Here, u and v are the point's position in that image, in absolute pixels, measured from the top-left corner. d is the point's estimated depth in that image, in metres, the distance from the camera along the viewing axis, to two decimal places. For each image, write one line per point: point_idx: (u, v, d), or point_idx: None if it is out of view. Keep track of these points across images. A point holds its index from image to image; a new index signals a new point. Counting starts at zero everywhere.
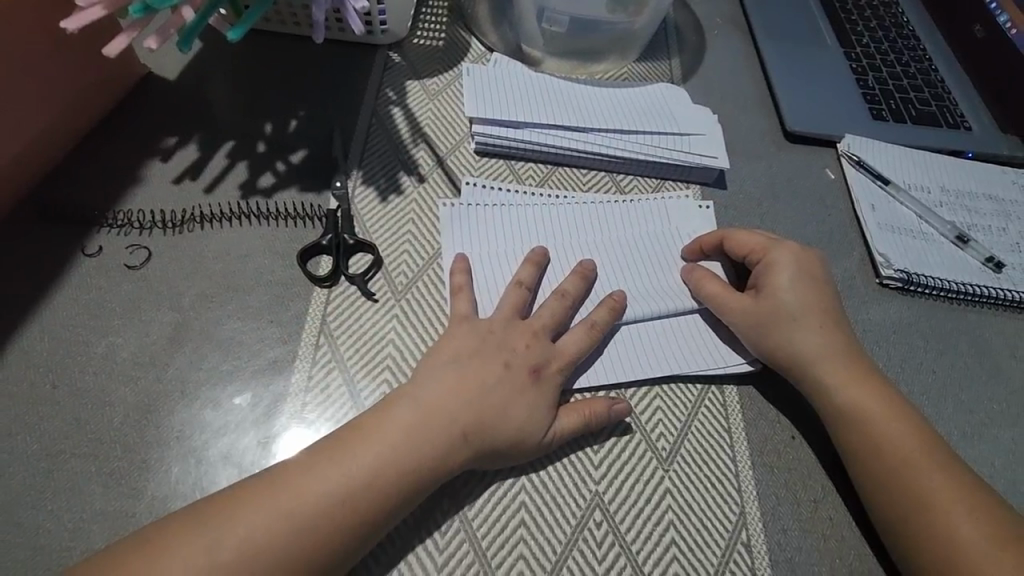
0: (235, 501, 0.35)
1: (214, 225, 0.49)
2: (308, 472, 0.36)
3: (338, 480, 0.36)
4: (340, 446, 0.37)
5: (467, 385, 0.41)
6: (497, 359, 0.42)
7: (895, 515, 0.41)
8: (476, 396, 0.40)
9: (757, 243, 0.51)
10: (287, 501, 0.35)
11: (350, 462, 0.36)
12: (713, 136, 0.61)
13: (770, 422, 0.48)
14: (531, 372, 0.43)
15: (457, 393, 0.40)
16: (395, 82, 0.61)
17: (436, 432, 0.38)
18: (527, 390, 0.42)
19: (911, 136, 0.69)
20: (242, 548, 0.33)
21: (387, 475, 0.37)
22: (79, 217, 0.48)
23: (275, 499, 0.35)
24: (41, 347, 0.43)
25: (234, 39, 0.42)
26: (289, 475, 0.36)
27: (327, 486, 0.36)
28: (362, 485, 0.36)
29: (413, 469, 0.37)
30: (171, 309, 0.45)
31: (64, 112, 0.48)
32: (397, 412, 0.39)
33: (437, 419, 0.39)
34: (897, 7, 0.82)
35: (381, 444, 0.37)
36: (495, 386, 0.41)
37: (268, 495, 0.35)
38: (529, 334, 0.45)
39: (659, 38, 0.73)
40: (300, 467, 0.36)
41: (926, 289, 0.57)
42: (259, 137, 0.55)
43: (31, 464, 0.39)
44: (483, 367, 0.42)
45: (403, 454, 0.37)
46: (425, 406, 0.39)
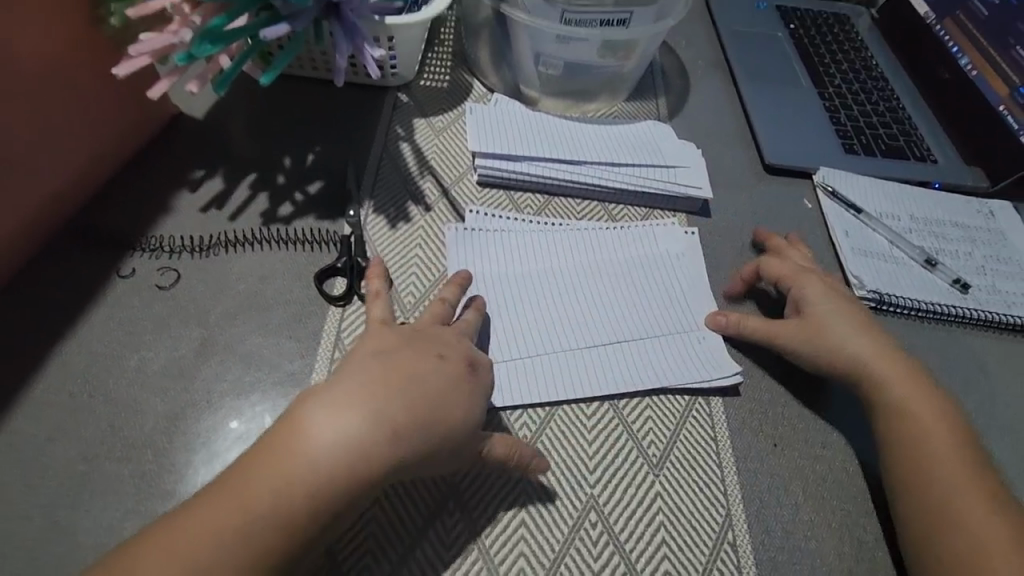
0: (186, 520, 0.36)
1: (237, 249, 0.54)
2: (229, 496, 0.36)
3: (261, 498, 0.36)
4: (256, 461, 0.37)
5: (391, 375, 0.41)
6: (423, 356, 0.43)
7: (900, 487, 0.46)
8: (400, 387, 0.40)
9: (787, 271, 0.57)
10: (206, 535, 0.35)
11: (266, 476, 0.36)
12: (698, 168, 0.67)
13: (754, 431, 0.51)
14: (463, 364, 0.44)
15: (376, 386, 0.40)
16: (405, 120, 0.66)
17: (352, 431, 0.38)
18: (462, 380, 0.43)
19: (881, 169, 0.74)
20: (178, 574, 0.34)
21: (307, 482, 0.36)
22: (116, 241, 0.52)
23: (202, 526, 0.35)
24: (79, 360, 0.46)
25: (265, 83, 0.48)
26: (220, 498, 0.36)
27: (250, 507, 0.36)
28: (284, 500, 0.36)
29: (330, 472, 0.37)
30: (198, 325, 0.49)
31: (107, 146, 0.53)
32: (311, 412, 0.38)
33: (355, 412, 0.38)
34: (867, 51, 0.89)
35: (297, 451, 0.37)
36: (423, 375, 0.42)
37: (195, 525, 0.35)
38: (454, 333, 0.47)
39: (648, 80, 0.79)
40: (221, 493, 0.36)
41: (897, 308, 0.61)
42: (279, 170, 0.60)
43: (68, 467, 0.42)
44: (407, 362, 0.42)
45: (320, 457, 0.37)
46: (342, 400, 0.39)
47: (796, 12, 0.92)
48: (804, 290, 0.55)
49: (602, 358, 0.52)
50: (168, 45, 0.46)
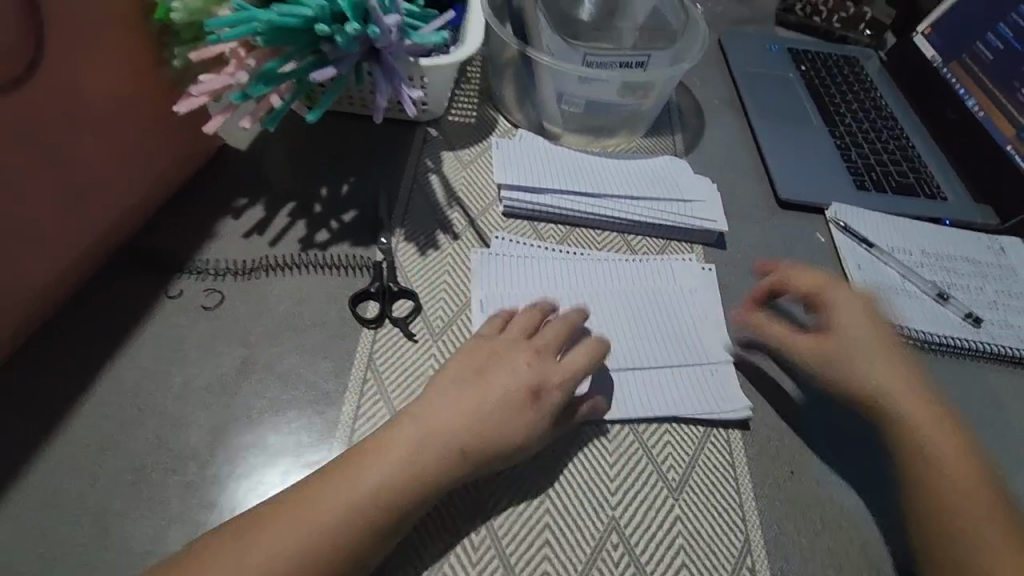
0: (264, 521, 0.38)
1: (276, 273, 0.57)
2: (312, 502, 0.39)
3: (352, 508, 0.39)
4: (342, 476, 0.40)
5: (471, 401, 0.45)
6: (500, 383, 0.46)
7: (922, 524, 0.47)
8: (480, 414, 0.44)
9: (810, 283, 0.58)
10: (288, 536, 0.37)
11: (354, 489, 0.39)
12: (713, 203, 0.69)
13: (771, 458, 0.53)
14: (536, 388, 0.46)
15: (458, 411, 0.44)
16: (434, 153, 0.70)
17: (433, 454, 0.42)
18: (533, 401, 0.46)
19: (892, 205, 0.76)
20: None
21: (391, 495, 0.40)
22: (164, 264, 0.55)
23: (293, 532, 0.37)
24: (129, 375, 0.49)
25: (312, 120, 0.52)
26: (304, 501, 0.39)
27: (338, 513, 0.38)
28: (371, 508, 0.39)
29: (413, 488, 0.41)
30: (240, 344, 0.52)
31: (162, 176, 0.57)
32: (398, 434, 0.42)
33: (438, 436, 0.42)
34: (876, 92, 0.92)
35: (384, 467, 0.41)
36: (498, 400, 0.45)
37: (284, 530, 0.38)
38: (532, 351, 0.49)
39: (664, 118, 0.82)
40: (304, 497, 0.39)
41: (911, 340, 0.63)
42: (316, 199, 0.63)
43: (117, 476, 0.44)
44: (482, 387, 0.46)
45: (405, 474, 0.41)
46: (428, 424, 0.43)
47: (806, 54, 0.96)
48: (834, 301, 0.56)
49: (623, 383, 0.54)
50: (225, 86, 0.50)
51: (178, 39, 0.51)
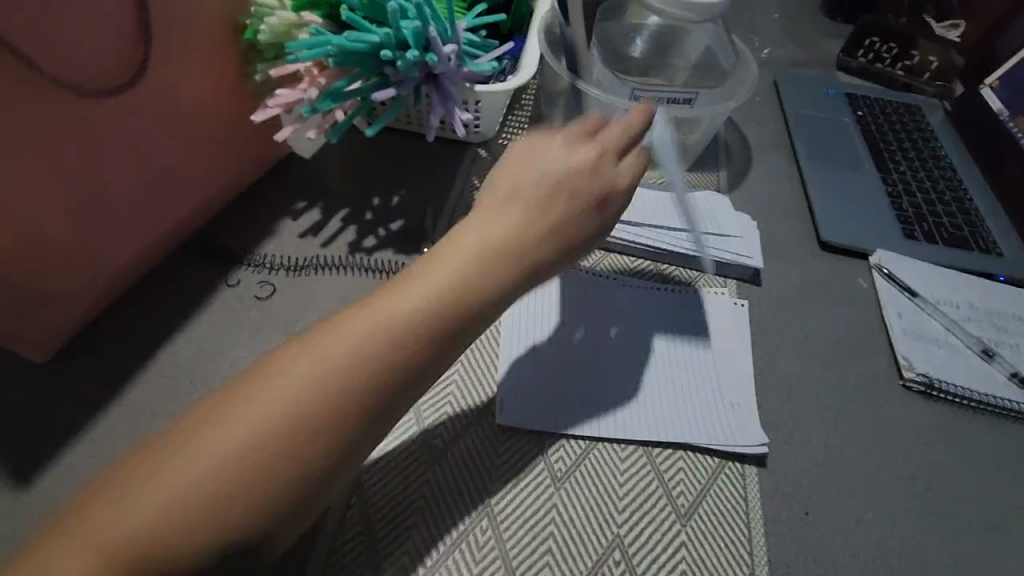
0: (281, 364, 0.33)
1: (324, 272, 0.61)
2: (331, 338, 0.34)
3: (338, 357, 0.33)
4: (328, 330, 0.34)
5: (527, 230, 0.41)
6: (559, 197, 0.43)
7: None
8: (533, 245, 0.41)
9: None
10: (308, 372, 0.32)
11: (340, 341, 0.33)
12: (750, 240, 0.71)
13: (786, 497, 0.52)
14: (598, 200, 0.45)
15: (500, 241, 0.39)
16: (481, 172, 0.74)
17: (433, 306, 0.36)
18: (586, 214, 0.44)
19: (942, 256, 0.74)
20: (257, 427, 0.31)
21: (425, 318, 0.35)
22: (227, 256, 0.61)
23: (280, 385, 0.32)
24: (185, 351, 0.54)
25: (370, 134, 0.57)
26: (326, 335, 0.34)
27: (329, 363, 0.33)
28: (401, 332, 0.34)
29: (447, 313, 0.36)
30: (285, 334, 0.56)
31: (235, 177, 0.63)
32: (440, 257, 0.38)
33: (476, 265, 0.38)
34: (935, 142, 0.90)
35: (415, 294, 0.36)
36: (562, 225, 0.43)
37: (266, 386, 0.32)
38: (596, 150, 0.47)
39: (710, 153, 0.84)
40: (327, 330, 0.34)
41: (947, 394, 0.61)
42: (368, 207, 0.68)
43: (165, 441, 0.49)
44: (542, 215, 0.42)
45: (437, 297, 0.36)
46: (467, 252, 0.38)
47: (864, 99, 0.95)
48: None
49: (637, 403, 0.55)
50: (298, 100, 0.56)
51: (262, 57, 0.58)
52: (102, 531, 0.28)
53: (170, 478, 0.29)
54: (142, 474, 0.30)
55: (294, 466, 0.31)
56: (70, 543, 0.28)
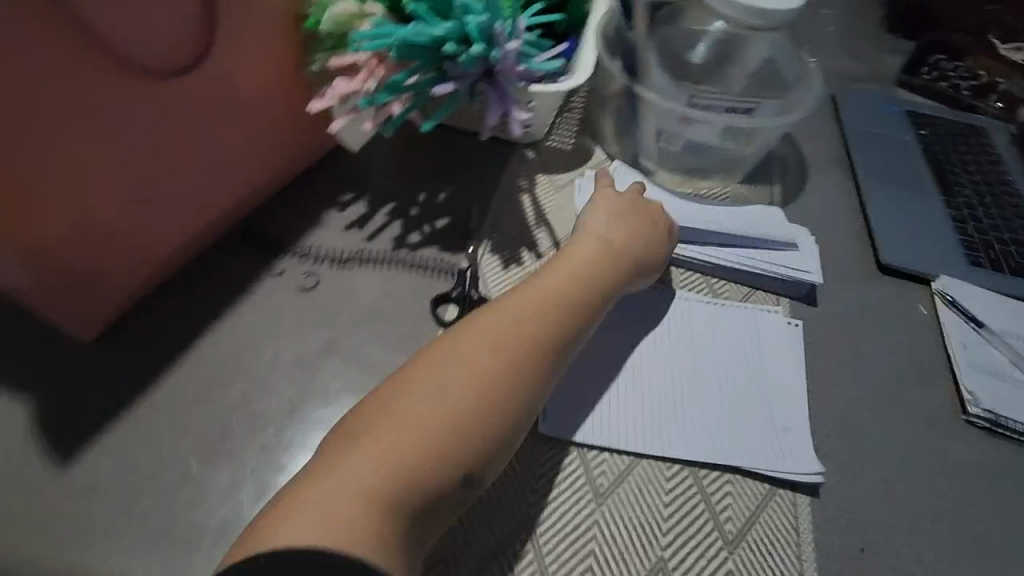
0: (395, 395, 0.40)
1: (368, 266, 0.60)
2: (434, 371, 0.41)
3: (474, 357, 0.42)
4: (452, 338, 0.44)
5: (582, 271, 0.51)
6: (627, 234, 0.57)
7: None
8: (591, 274, 0.52)
9: None
10: (422, 405, 0.39)
11: (489, 324, 0.45)
12: (808, 256, 0.68)
13: (839, 532, 0.49)
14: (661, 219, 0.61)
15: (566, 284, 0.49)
16: (529, 174, 0.72)
17: (555, 297, 0.48)
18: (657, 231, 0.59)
19: (1010, 286, 0.71)
20: (443, 391, 0.40)
21: (516, 347, 0.43)
22: (273, 245, 0.60)
23: (450, 358, 0.42)
24: (227, 337, 0.54)
25: (426, 129, 0.56)
26: (428, 371, 0.41)
27: (484, 345, 0.43)
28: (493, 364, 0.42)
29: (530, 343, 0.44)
30: (327, 326, 0.56)
31: (285, 166, 0.62)
32: (515, 298, 0.47)
33: (544, 308, 0.47)
34: (1003, 165, 0.86)
35: (495, 333, 0.44)
36: (617, 262, 0.54)
37: (438, 363, 0.42)
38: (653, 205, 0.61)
39: (764, 165, 0.81)
40: (430, 364, 0.42)
41: (1014, 433, 0.58)
42: (414, 203, 0.67)
43: (204, 428, 0.48)
44: (606, 250, 0.54)
45: (518, 331, 0.44)
46: (536, 297, 0.47)
47: (927, 118, 0.91)
48: None
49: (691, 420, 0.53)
50: (353, 92, 0.55)
51: (320, 46, 0.57)
52: (332, 491, 0.35)
53: (331, 513, 0.34)
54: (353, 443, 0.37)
55: (470, 426, 0.39)
56: (301, 505, 0.34)
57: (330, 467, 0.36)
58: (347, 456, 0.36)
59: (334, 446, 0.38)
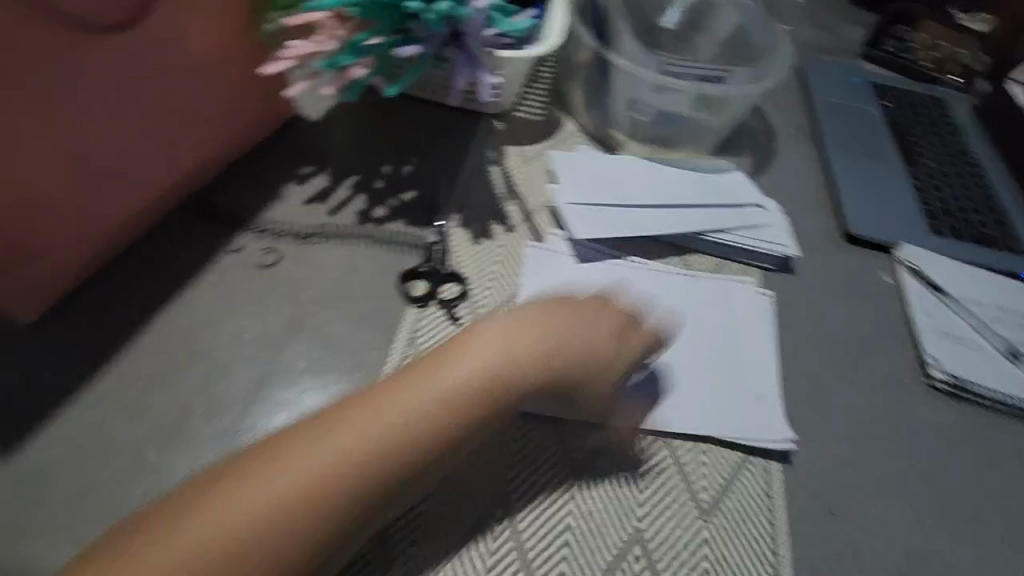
0: (292, 443, 0.38)
1: (332, 241, 0.58)
2: (343, 426, 0.39)
3: (393, 424, 0.39)
4: (383, 391, 0.41)
5: (539, 335, 0.46)
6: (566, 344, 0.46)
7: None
8: (552, 339, 0.46)
9: None
10: (312, 461, 0.37)
11: (449, 375, 0.42)
12: (779, 226, 0.68)
13: (810, 496, 0.50)
14: (616, 331, 0.49)
15: (513, 342, 0.45)
16: (497, 146, 0.70)
17: (534, 359, 0.44)
18: (609, 342, 0.48)
19: (970, 254, 0.72)
20: (363, 445, 0.38)
21: (442, 417, 0.41)
22: (229, 219, 0.57)
23: (392, 408, 0.40)
24: (182, 318, 0.51)
25: (390, 94, 0.53)
26: (335, 424, 0.39)
27: (428, 403, 0.41)
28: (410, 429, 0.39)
29: (458, 413, 0.41)
30: (290, 305, 0.53)
31: (238, 137, 0.58)
32: (456, 359, 0.43)
33: (486, 377, 0.43)
34: (962, 136, 0.88)
35: (423, 393, 0.41)
36: (584, 331, 0.48)
37: (377, 408, 0.40)
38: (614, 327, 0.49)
39: (733, 137, 0.80)
40: (340, 419, 0.39)
41: (975, 396, 0.60)
42: (379, 176, 0.64)
43: (160, 414, 0.46)
44: (571, 319, 0.48)
45: (450, 401, 0.41)
46: (479, 363, 0.43)
47: (891, 89, 0.92)
48: None
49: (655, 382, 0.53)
50: (311, 52, 0.51)
51: (275, 4, 0.53)
52: (212, 521, 0.34)
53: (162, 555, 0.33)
54: (257, 470, 0.37)
55: (373, 483, 0.38)
56: (180, 527, 0.34)
57: (226, 491, 0.36)
58: (238, 485, 0.36)
59: (241, 464, 0.37)
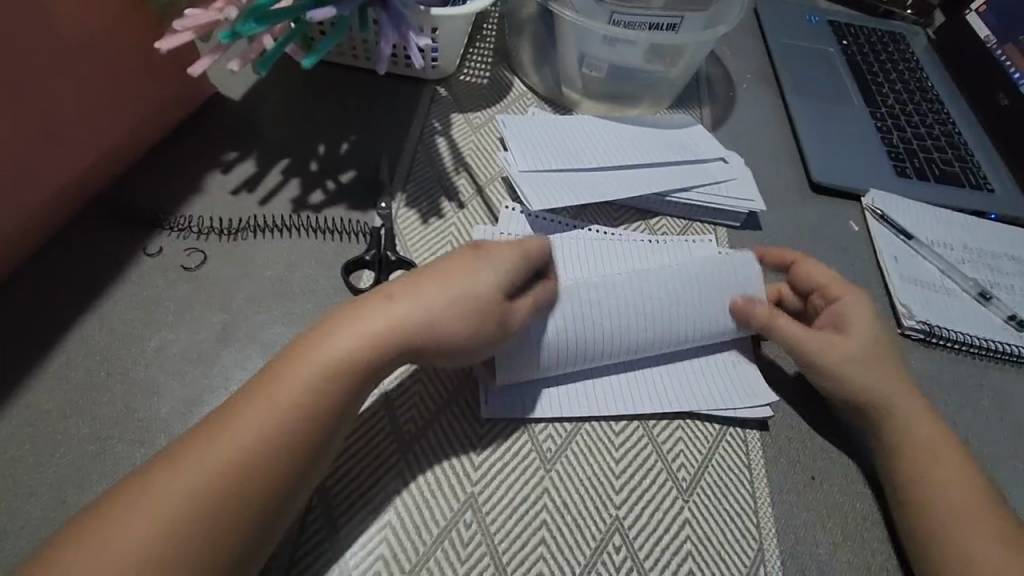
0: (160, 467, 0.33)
1: (265, 235, 0.52)
2: (215, 435, 0.34)
3: (267, 422, 0.34)
4: (251, 391, 0.36)
5: (405, 288, 0.40)
6: (425, 290, 0.40)
7: (921, 523, 0.43)
8: (421, 289, 0.40)
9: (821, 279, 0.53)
10: (190, 479, 0.32)
11: (314, 355, 0.37)
12: (744, 182, 0.65)
13: (790, 462, 0.49)
14: (472, 249, 0.44)
15: (383, 304, 0.39)
16: (441, 115, 0.65)
17: (436, 313, 0.39)
18: (467, 261, 0.42)
19: (935, 194, 0.71)
20: (256, 442, 0.34)
21: (320, 395, 0.36)
22: (144, 219, 0.51)
23: (288, 397, 0.35)
24: (98, 336, 0.45)
25: (307, 66, 0.47)
26: (204, 436, 0.34)
27: (301, 389, 0.36)
28: (290, 423, 0.35)
29: (338, 384, 0.37)
30: (220, 310, 0.48)
31: (142, 123, 0.52)
32: (318, 335, 0.38)
33: (364, 343, 0.38)
34: (922, 72, 0.85)
35: (296, 376, 0.36)
36: (442, 269, 0.42)
37: (270, 401, 0.35)
38: (468, 250, 0.44)
39: (692, 89, 0.77)
40: (208, 431, 0.34)
41: (947, 341, 0.59)
42: (313, 156, 0.58)
43: (79, 446, 0.41)
44: (428, 269, 0.42)
45: (322, 376, 0.36)
46: (351, 329, 0.38)
47: (849, 28, 0.89)
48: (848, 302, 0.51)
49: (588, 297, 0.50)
50: (213, 22, 0.45)
51: None
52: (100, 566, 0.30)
53: None
54: (142, 490, 0.32)
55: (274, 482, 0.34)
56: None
57: (108, 520, 0.31)
58: (124, 515, 0.31)
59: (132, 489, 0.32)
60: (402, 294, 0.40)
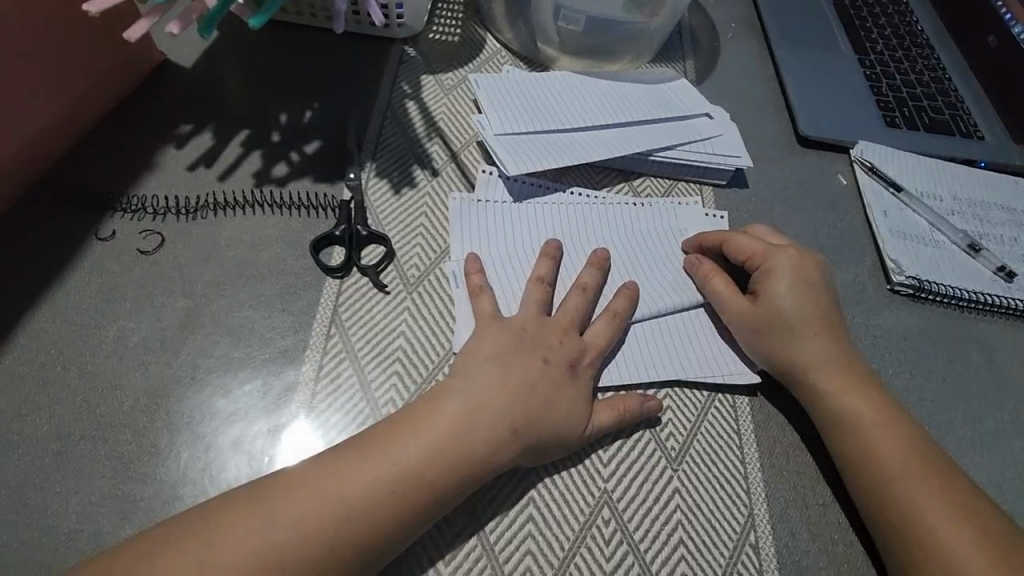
0: (265, 492, 0.35)
1: (227, 212, 0.49)
2: (335, 470, 0.35)
3: (386, 479, 0.35)
4: (379, 437, 0.37)
5: (514, 382, 0.40)
6: (529, 376, 0.41)
7: (876, 483, 0.42)
8: (525, 388, 0.40)
9: (756, 248, 0.51)
10: (301, 509, 0.34)
11: (438, 419, 0.38)
12: (731, 137, 0.62)
13: (779, 425, 0.48)
14: (568, 368, 0.43)
15: (503, 388, 0.40)
16: (411, 76, 0.61)
17: (541, 412, 0.40)
18: (568, 384, 0.42)
19: (924, 144, 0.69)
20: (402, 467, 0.36)
21: (440, 463, 0.36)
22: (95, 201, 0.48)
23: (429, 426, 0.38)
24: (52, 329, 0.43)
25: (255, 26, 0.43)
26: (322, 471, 0.35)
27: (421, 451, 0.36)
28: (410, 484, 0.36)
29: (465, 459, 0.37)
30: (182, 295, 0.45)
31: (81, 95, 0.48)
32: (442, 407, 0.39)
33: (480, 420, 0.38)
34: (911, 16, 0.82)
35: (423, 438, 0.37)
36: (541, 380, 0.41)
37: (410, 429, 0.37)
38: (559, 330, 0.44)
39: (673, 41, 0.73)
40: (327, 469, 0.36)
41: (936, 296, 0.58)
42: (274, 126, 0.55)
43: (40, 445, 0.39)
44: (534, 361, 0.42)
45: (444, 452, 0.37)
46: (472, 402, 0.39)
47: None
48: (774, 265, 0.50)
49: (513, 281, 0.49)
50: None
51: None
52: None
53: None
54: (275, 503, 0.34)
55: (417, 504, 0.36)
56: None
57: (202, 551, 0.32)
58: (226, 531, 0.33)
59: (191, 528, 0.33)
60: (525, 391, 0.40)
